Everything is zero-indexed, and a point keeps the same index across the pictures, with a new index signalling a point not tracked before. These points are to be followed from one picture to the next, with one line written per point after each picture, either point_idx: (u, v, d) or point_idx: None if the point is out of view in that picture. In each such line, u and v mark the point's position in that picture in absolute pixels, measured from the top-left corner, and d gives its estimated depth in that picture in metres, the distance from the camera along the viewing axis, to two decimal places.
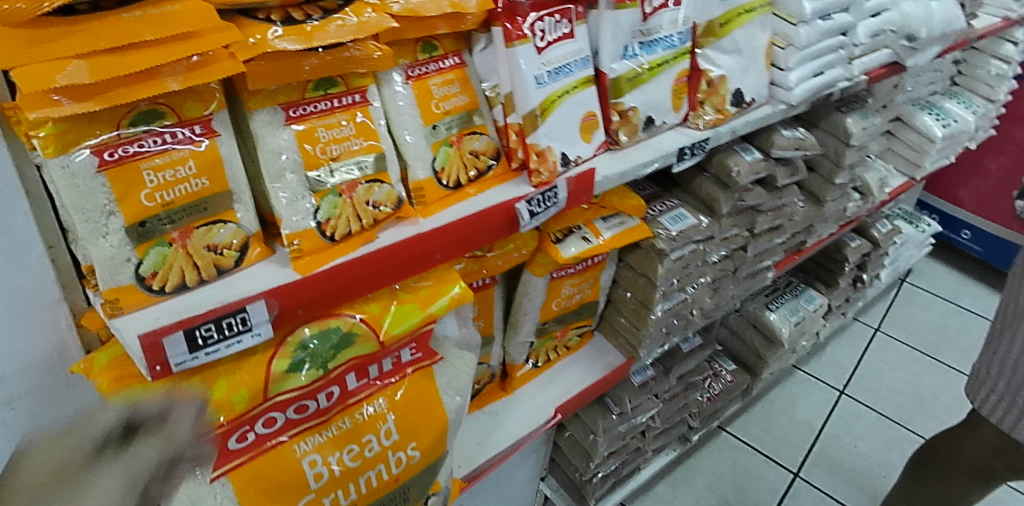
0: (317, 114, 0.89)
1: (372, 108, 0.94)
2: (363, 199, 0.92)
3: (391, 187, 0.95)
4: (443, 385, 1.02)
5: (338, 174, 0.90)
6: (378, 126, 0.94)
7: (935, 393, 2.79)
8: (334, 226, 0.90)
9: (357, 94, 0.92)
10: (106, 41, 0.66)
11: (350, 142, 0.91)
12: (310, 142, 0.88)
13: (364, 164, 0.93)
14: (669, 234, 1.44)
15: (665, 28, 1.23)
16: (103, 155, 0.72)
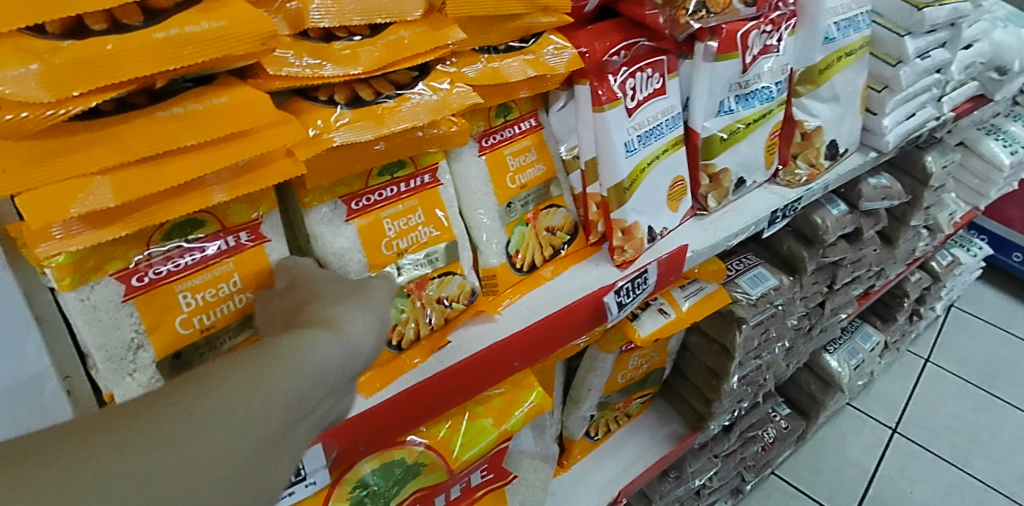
0: (382, 204, 0.74)
1: (443, 189, 0.79)
2: (433, 296, 0.79)
3: (464, 278, 0.81)
4: (517, 505, 0.88)
5: (406, 271, 0.76)
6: (448, 210, 0.80)
7: (993, 432, 2.54)
8: (401, 333, 0.76)
9: (427, 174, 0.77)
10: (138, 150, 0.51)
11: (419, 233, 0.77)
12: (375, 238, 0.73)
13: (436, 256, 0.78)
14: (750, 300, 1.27)
15: (763, 78, 1.07)
16: (130, 280, 0.58)
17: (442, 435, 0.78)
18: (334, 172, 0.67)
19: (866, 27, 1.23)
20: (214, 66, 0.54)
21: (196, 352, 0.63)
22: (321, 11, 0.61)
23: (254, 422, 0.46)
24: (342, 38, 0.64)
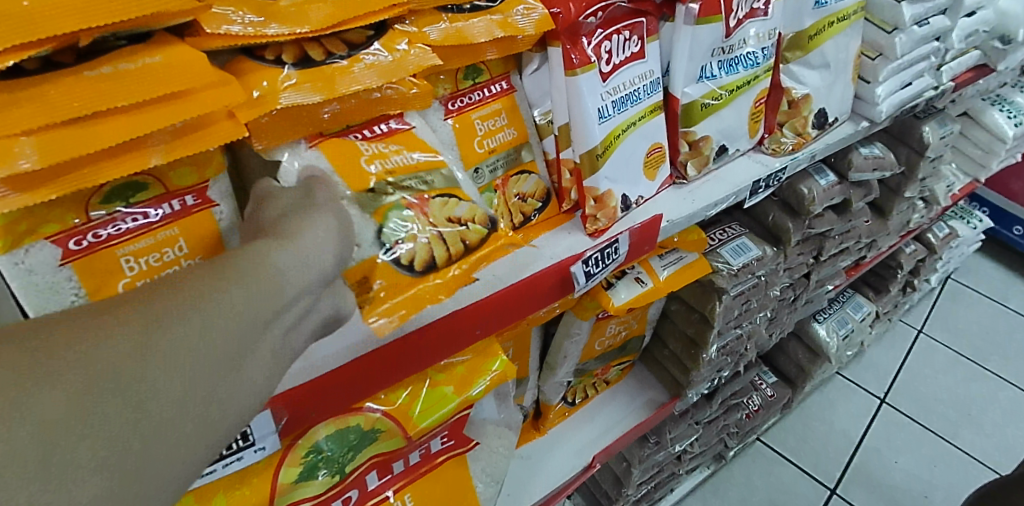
0: (353, 137, 0.70)
1: (415, 130, 0.76)
2: (442, 215, 0.71)
3: (472, 203, 0.74)
4: (478, 472, 0.87)
5: (400, 191, 0.70)
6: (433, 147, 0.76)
7: (981, 405, 2.54)
8: (412, 251, 0.68)
9: (392, 119, 0.75)
10: (63, 110, 0.49)
11: (400, 157, 0.72)
12: (352, 166, 0.68)
13: (430, 179, 0.73)
14: (730, 270, 1.26)
15: (748, 44, 1.04)
16: (67, 244, 0.58)
17: (401, 402, 0.78)
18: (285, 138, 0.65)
19: None
20: (147, 23, 0.52)
21: None
22: None
23: (216, 321, 0.46)
24: None
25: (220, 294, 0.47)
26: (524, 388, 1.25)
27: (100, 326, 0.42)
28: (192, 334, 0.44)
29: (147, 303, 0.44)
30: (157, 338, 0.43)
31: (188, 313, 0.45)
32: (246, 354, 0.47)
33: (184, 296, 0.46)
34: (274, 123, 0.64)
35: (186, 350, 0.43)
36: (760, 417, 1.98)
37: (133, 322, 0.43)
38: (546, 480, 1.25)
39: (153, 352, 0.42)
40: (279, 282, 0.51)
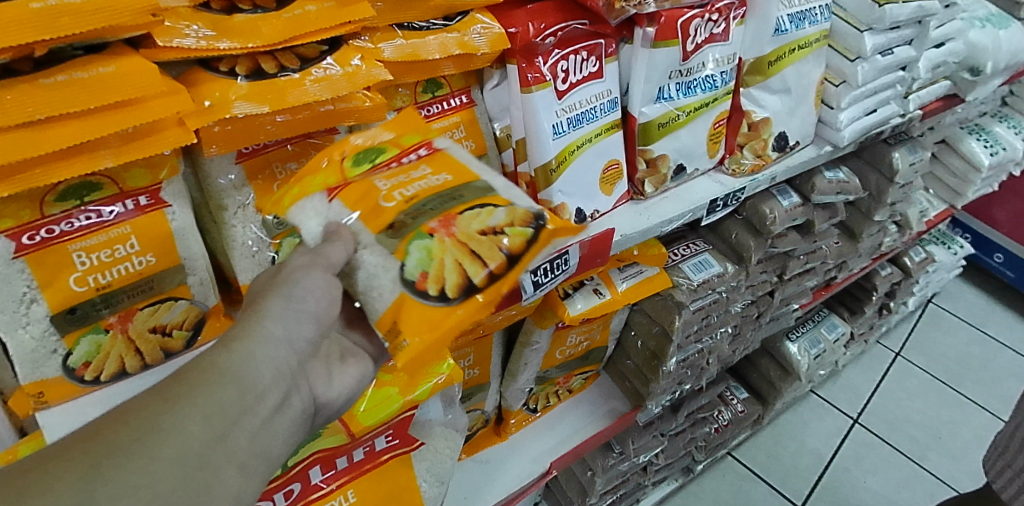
0: (380, 173, 0.71)
1: (445, 151, 0.75)
2: (470, 229, 0.65)
3: (510, 206, 0.68)
4: (423, 472, 0.90)
5: (422, 214, 0.66)
6: (465, 161, 0.74)
7: (953, 428, 2.56)
8: (438, 279, 0.63)
9: (421, 145, 0.76)
10: (16, 116, 0.53)
11: (424, 180, 0.70)
12: (373, 203, 0.68)
13: (460, 193, 0.69)
14: (690, 285, 1.30)
15: (707, 67, 1.07)
16: (21, 238, 0.61)
17: None
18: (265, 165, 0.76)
19: (823, 20, 1.22)
20: (102, 36, 0.56)
21: (93, 308, 0.66)
22: None
23: (171, 446, 0.49)
24: (245, 10, 0.66)
25: (174, 408, 0.51)
26: (485, 393, 1.28)
27: (49, 471, 0.45)
28: (147, 455, 0.48)
29: (100, 440, 0.48)
30: (110, 466, 0.46)
31: (139, 445, 0.48)
32: (214, 471, 0.50)
33: (137, 420, 0.49)
34: (228, 132, 0.68)
35: (145, 470, 0.47)
36: (729, 432, 2.00)
37: (84, 456, 0.47)
38: (502, 485, 1.27)
39: (107, 480, 0.46)
40: (234, 384, 0.55)
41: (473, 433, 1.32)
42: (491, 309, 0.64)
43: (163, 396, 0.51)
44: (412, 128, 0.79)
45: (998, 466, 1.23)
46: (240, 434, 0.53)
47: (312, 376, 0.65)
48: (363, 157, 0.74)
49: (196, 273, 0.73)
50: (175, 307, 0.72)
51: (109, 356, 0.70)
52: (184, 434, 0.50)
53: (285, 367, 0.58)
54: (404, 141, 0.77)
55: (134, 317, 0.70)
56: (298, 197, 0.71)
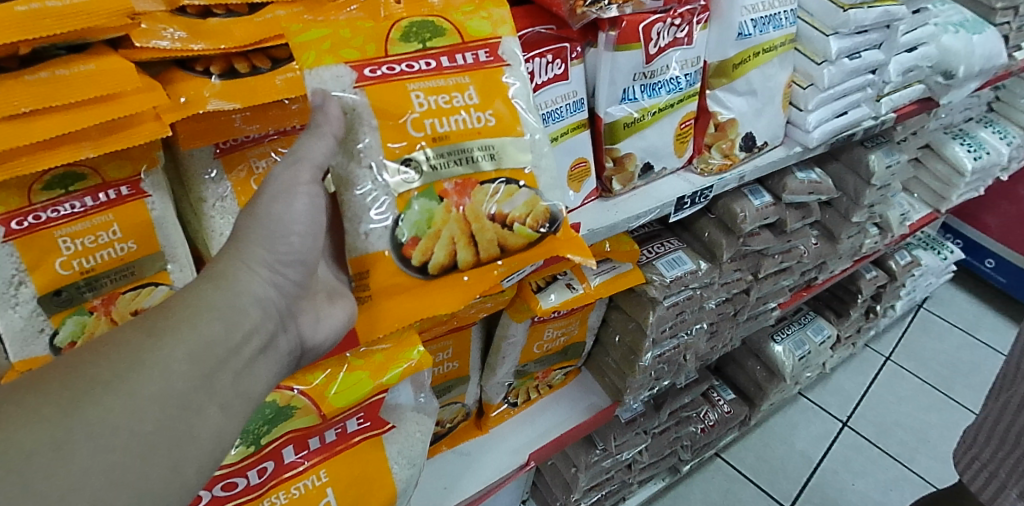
0: (417, 75, 0.77)
1: (500, 65, 0.81)
2: (481, 211, 0.79)
3: (529, 194, 0.82)
4: (394, 454, 0.94)
5: (443, 164, 0.78)
6: (515, 102, 0.82)
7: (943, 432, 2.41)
8: (427, 250, 0.78)
9: (483, 48, 0.81)
10: (4, 109, 0.60)
11: (464, 116, 0.78)
12: (403, 113, 0.76)
13: (491, 146, 0.80)
14: (663, 282, 1.33)
15: (671, 69, 1.12)
16: (10, 224, 0.67)
17: (318, 383, 0.87)
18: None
19: (788, 24, 1.27)
20: (82, 37, 0.63)
21: (77, 291, 0.71)
22: None
23: (154, 381, 0.50)
24: (218, 15, 0.71)
25: (154, 346, 0.52)
26: (465, 386, 1.30)
27: (24, 403, 0.45)
28: (128, 391, 0.49)
29: (78, 373, 0.48)
30: (90, 401, 0.47)
31: (115, 379, 0.49)
32: (202, 407, 0.52)
33: (116, 357, 0.50)
34: (203, 128, 0.75)
35: (127, 405, 0.48)
36: (716, 432, 1.98)
37: (62, 390, 0.47)
38: (481, 476, 1.31)
39: (87, 414, 0.46)
40: (212, 328, 0.56)
41: (454, 427, 1.35)
42: (466, 288, 0.82)
43: (142, 333, 0.52)
44: (479, 13, 0.82)
45: (966, 459, 1.19)
46: (220, 378, 0.54)
47: (301, 320, 0.70)
48: (415, 36, 0.78)
49: (175, 262, 0.77)
50: (157, 292, 0.76)
51: (93, 337, 0.73)
52: (165, 372, 0.51)
53: (258, 313, 0.61)
54: (470, 31, 0.81)
55: (118, 301, 0.74)
56: (333, 55, 0.74)
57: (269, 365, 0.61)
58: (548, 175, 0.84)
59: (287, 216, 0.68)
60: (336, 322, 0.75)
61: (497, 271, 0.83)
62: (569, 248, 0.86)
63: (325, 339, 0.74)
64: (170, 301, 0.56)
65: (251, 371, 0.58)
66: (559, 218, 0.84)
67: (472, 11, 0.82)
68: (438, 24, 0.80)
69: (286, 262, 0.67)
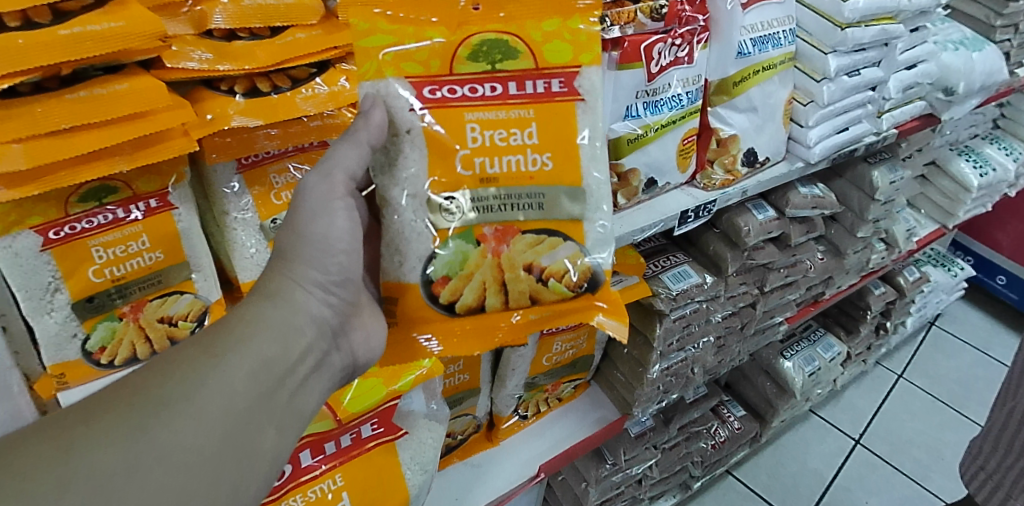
0: (478, 102, 0.74)
1: (576, 102, 0.75)
2: (517, 260, 0.77)
3: (576, 251, 0.78)
4: (407, 460, 0.97)
5: (487, 202, 0.76)
6: (581, 144, 0.76)
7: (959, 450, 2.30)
8: (455, 290, 0.77)
9: (559, 77, 0.75)
10: (46, 125, 0.65)
11: (518, 157, 0.75)
12: (456, 145, 0.74)
13: (541, 195, 0.76)
14: (669, 294, 1.36)
15: (673, 87, 1.16)
16: (47, 234, 0.71)
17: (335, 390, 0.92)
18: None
19: (787, 43, 1.31)
20: (118, 58, 0.68)
21: (108, 298, 0.77)
22: (221, 16, 0.74)
23: (219, 401, 0.55)
24: (243, 38, 0.76)
25: (216, 367, 0.56)
26: (476, 398, 1.32)
27: (97, 426, 0.49)
28: (193, 412, 0.53)
29: (150, 391, 0.53)
30: (157, 421, 0.51)
31: (184, 398, 0.53)
32: (263, 427, 0.57)
33: (181, 378, 0.54)
34: (227, 143, 0.79)
35: (191, 426, 0.52)
36: (726, 449, 1.96)
37: (133, 411, 0.51)
38: (491, 488, 1.33)
39: (155, 434, 0.51)
40: (269, 347, 0.61)
41: (465, 439, 1.37)
42: (492, 335, 0.80)
43: (205, 354, 0.57)
44: (565, 33, 0.75)
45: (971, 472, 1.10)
46: (276, 397, 0.59)
47: (355, 335, 0.75)
48: (485, 56, 0.73)
49: (200, 271, 0.83)
50: (182, 299, 0.82)
51: (122, 342, 0.79)
52: (227, 392, 0.55)
53: (313, 332, 0.66)
54: (549, 56, 0.75)
55: (145, 308, 0.80)
56: (395, 68, 0.73)
57: (319, 382, 0.66)
58: (600, 232, 0.79)
59: (331, 234, 0.72)
60: (379, 340, 0.78)
61: (525, 325, 0.80)
62: (606, 309, 0.81)
63: (375, 355, 0.77)
64: (229, 322, 0.61)
65: (305, 391, 0.63)
66: (599, 279, 0.80)
67: (558, 30, 0.74)
68: (514, 44, 0.74)
69: (336, 281, 0.72)
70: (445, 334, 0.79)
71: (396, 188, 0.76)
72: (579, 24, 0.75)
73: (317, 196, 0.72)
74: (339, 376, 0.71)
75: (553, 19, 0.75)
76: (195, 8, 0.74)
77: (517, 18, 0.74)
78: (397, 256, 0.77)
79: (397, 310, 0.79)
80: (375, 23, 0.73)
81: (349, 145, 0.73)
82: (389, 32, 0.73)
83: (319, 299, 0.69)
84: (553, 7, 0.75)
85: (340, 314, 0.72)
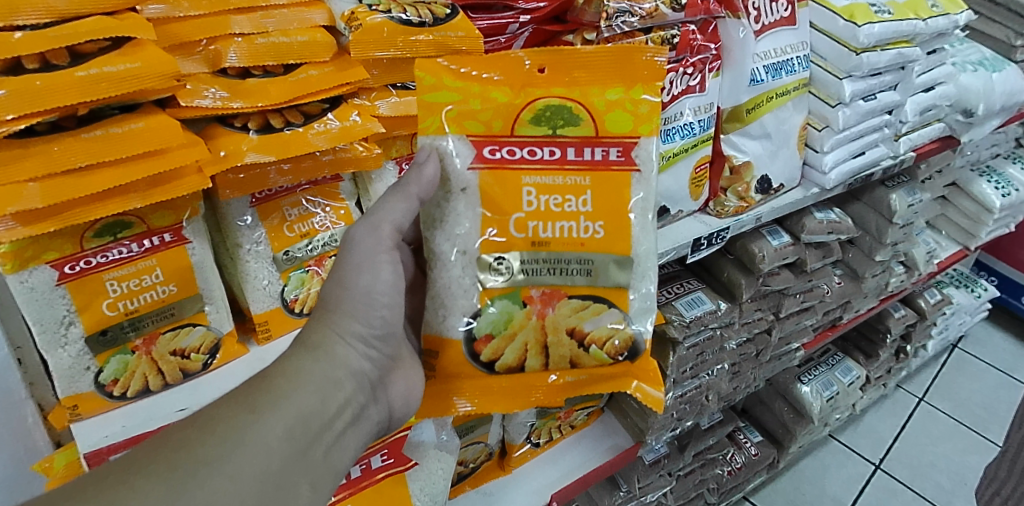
0: (536, 166, 0.76)
1: (633, 175, 0.77)
2: (559, 324, 0.78)
3: (622, 321, 0.79)
4: (417, 491, 0.98)
5: (533, 265, 0.77)
6: (633, 215, 0.77)
7: None
8: (496, 350, 0.79)
9: (617, 146, 0.76)
10: (63, 164, 0.67)
11: (571, 223, 0.77)
12: (511, 208, 0.76)
13: (592, 261, 0.77)
14: (683, 321, 1.34)
15: (685, 116, 1.15)
16: (63, 268, 0.73)
17: None
18: (378, 45, 0.83)
19: (801, 70, 1.30)
20: (135, 98, 0.71)
21: (122, 331, 0.78)
22: (236, 54, 0.77)
23: (256, 461, 0.55)
24: (256, 75, 0.80)
25: (255, 426, 0.57)
26: (488, 426, 1.31)
27: (135, 485, 0.50)
28: (228, 473, 0.53)
29: (190, 449, 0.53)
30: (194, 481, 0.51)
31: (221, 459, 0.54)
32: (295, 487, 0.58)
33: (219, 437, 0.55)
34: (240, 179, 0.80)
35: (226, 487, 0.53)
36: (743, 475, 1.92)
37: (170, 470, 0.51)
38: None
39: (191, 494, 0.51)
40: (308, 403, 0.61)
41: (477, 467, 1.35)
42: (529, 393, 0.83)
43: (244, 411, 0.57)
44: (627, 104, 0.76)
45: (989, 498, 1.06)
46: (311, 455, 0.60)
47: (393, 386, 0.76)
48: (547, 121, 0.75)
49: (212, 303, 0.85)
50: (194, 332, 0.84)
51: (134, 374, 0.81)
52: (264, 451, 0.56)
53: (354, 386, 0.67)
54: (610, 125, 0.76)
55: (157, 341, 0.82)
56: (457, 126, 0.76)
57: (356, 437, 0.67)
58: (644, 302, 0.80)
59: (375, 286, 0.72)
60: (417, 394, 0.80)
61: (562, 387, 0.82)
62: (643, 377, 0.83)
63: (411, 409, 0.79)
64: (272, 375, 0.62)
65: (341, 448, 0.64)
66: (640, 349, 0.80)
67: (621, 100, 0.76)
68: (577, 110, 0.75)
69: (378, 335, 0.72)
70: (483, 391, 0.82)
71: (448, 245, 0.78)
72: (642, 95, 0.77)
73: (364, 248, 0.73)
74: (375, 429, 0.72)
75: (616, 88, 0.76)
76: (209, 47, 0.77)
77: (581, 86, 0.76)
78: (442, 310, 0.79)
79: (437, 365, 0.81)
80: (442, 79, 0.76)
81: (400, 199, 0.74)
82: (454, 90, 0.76)
83: (361, 352, 0.70)
84: (617, 77, 0.77)
85: (379, 367, 0.73)
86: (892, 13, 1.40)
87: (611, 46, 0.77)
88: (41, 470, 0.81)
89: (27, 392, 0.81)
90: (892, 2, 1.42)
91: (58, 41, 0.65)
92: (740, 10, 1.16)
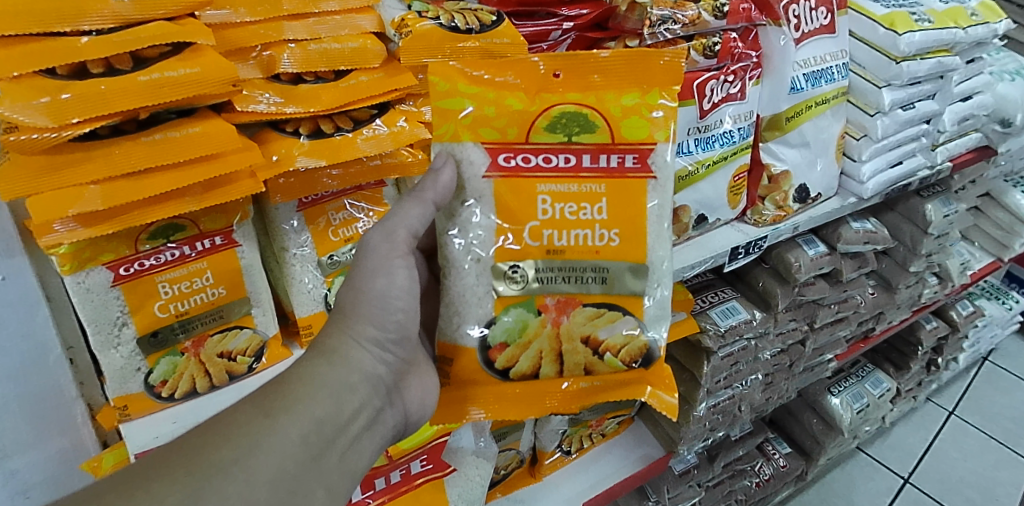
0: (552, 174, 0.75)
1: (651, 182, 0.76)
2: (574, 331, 0.78)
3: (639, 329, 0.79)
4: (454, 496, 0.99)
5: (545, 274, 0.77)
6: (649, 222, 0.77)
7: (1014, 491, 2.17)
8: (508, 355, 0.79)
9: (633, 153, 0.75)
10: (123, 168, 0.69)
11: (586, 231, 0.76)
12: (526, 217, 0.76)
13: (608, 271, 0.77)
14: (717, 331, 1.33)
15: (725, 123, 1.14)
16: (118, 270, 0.75)
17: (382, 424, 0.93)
18: (427, 52, 0.84)
19: (840, 78, 1.28)
20: (193, 102, 0.72)
21: (171, 333, 0.80)
22: (289, 60, 0.79)
23: (270, 465, 0.55)
24: (308, 81, 0.81)
25: (271, 431, 0.57)
26: (520, 433, 1.30)
27: (156, 490, 0.50)
28: (244, 478, 0.54)
29: (206, 452, 0.54)
30: (208, 486, 0.52)
31: (236, 464, 0.54)
32: (311, 491, 0.58)
33: (235, 441, 0.55)
34: (292, 184, 0.81)
35: (242, 492, 0.53)
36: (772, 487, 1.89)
37: (187, 475, 0.52)
38: None
39: (208, 500, 0.51)
40: (322, 408, 0.61)
41: (507, 474, 1.34)
42: (543, 400, 0.82)
43: (260, 415, 0.57)
44: (644, 109, 0.75)
45: None
46: (325, 458, 0.60)
47: (411, 393, 0.76)
48: (562, 128, 0.75)
49: (258, 306, 0.86)
50: (241, 334, 0.85)
51: (183, 376, 0.82)
52: (279, 455, 0.56)
53: (369, 390, 0.67)
54: (626, 131, 0.75)
55: (205, 343, 0.83)
56: (472, 134, 0.75)
57: (373, 441, 0.67)
58: (658, 309, 0.79)
59: (390, 291, 0.72)
60: (432, 399, 0.79)
61: (576, 393, 0.81)
62: (658, 382, 0.82)
63: (426, 414, 0.78)
64: (288, 380, 0.62)
65: (355, 452, 0.63)
66: (654, 355, 0.80)
67: (637, 105, 0.75)
68: (592, 117, 0.75)
69: (393, 339, 0.72)
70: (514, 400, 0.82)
71: (462, 252, 0.77)
72: (658, 100, 0.75)
73: (379, 254, 0.73)
74: (391, 434, 0.71)
75: (632, 93, 0.75)
76: (263, 53, 0.79)
77: (596, 91, 0.75)
78: (456, 317, 0.79)
79: (450, 371, 0.80)
80: (456, 84, 0.75)
81: (415, 204, 0.74)
82: (469, 95, 0.75)
83: (376, 356, 0.70)
84: (633, 81, 0.76)
85: (395, 371, 0.72)
86: (932, 21, 1.38)
87: (629, 50, 0.75)
88: (90, 469, 0.82)
89: (77, 392, 0.83)
90: (932, 10, 1.40)
91: (122, 46, 0.66)
92: (782, 18, 1.15)
